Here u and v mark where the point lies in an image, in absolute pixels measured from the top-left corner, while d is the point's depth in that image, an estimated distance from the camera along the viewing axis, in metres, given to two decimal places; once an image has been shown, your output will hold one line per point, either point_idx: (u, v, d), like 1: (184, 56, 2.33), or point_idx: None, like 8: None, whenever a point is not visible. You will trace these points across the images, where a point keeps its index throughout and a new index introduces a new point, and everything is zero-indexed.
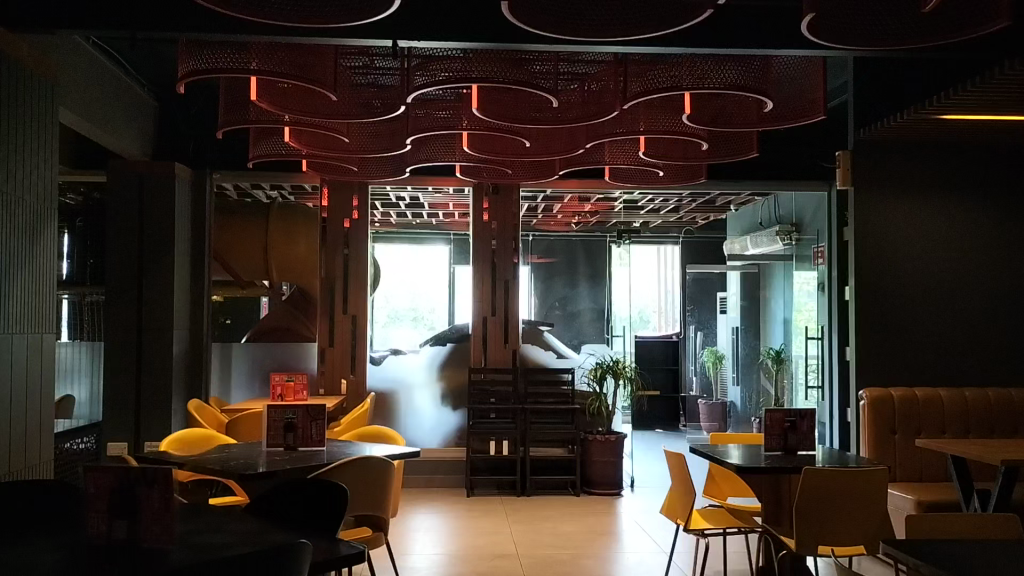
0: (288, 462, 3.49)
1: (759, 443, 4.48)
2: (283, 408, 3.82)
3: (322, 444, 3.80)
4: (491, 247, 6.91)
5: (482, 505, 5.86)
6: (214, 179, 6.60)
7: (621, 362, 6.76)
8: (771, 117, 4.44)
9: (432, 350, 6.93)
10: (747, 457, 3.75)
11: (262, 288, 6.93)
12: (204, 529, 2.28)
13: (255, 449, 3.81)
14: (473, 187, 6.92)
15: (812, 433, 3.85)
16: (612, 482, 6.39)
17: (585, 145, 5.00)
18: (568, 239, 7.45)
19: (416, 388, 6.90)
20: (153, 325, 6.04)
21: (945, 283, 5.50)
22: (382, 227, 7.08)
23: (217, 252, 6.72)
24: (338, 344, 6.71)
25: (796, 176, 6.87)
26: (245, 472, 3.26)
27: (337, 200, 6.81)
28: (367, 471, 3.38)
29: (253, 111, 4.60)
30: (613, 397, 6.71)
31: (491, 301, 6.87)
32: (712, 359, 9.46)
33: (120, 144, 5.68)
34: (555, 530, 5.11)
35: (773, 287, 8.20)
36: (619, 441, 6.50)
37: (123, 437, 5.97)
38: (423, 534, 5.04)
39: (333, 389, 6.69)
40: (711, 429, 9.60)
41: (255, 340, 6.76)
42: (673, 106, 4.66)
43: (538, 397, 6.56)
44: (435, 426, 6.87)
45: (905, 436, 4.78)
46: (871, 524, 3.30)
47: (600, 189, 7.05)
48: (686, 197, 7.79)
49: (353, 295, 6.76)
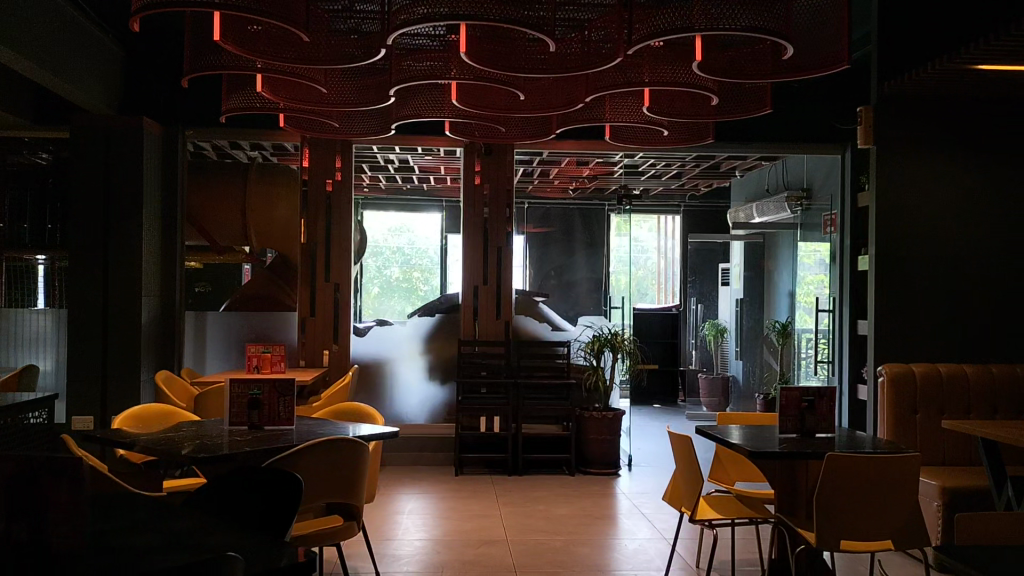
0: (251, 443, 3.10)
1: (774, 423, 4.11)
2: (248, 382, 3.44)
3: (290, 424, 3.41)
4: (483, 216, 6.52)
5: (472, 485, 5.53)
6: (187, 136, 6.22)
7: (620, 334, 6.31)
8: (790, 66, 4.09)
9: (419, 321, 6.56)
10: (762, 442, 3.36)
11: (243, 253, 6.48)
12: (131, 527, 1.91)
13: (216, 427, 3.44)
14: (465, 147, 6.51)
15: (831, 414, 3.49)
16: (609, 461, 6.04)
17: (584, 101, 4.57)
18: (565, 207, 7.18)
19: (402, 361, 6.51)
20: (121, 291, 5.66)
21: (970, 252, 5.13)
22: (370, 192, 6.66)
23: (188, 213, 6.35)
24: (319, 313, 6.34)
25: (808, 138, 6.48)
26: (196, 456, 2.88)
27: (318, 160, 6.38)
28: (340, 457, 3.01)
29: (222, 56, 4.19)
30: (611, 370, 6.30)
31: (482, 272, 6.52)
32: (712, 331, 9.06)
33: (79, 94, 5.25)
34: (548, 513, 4.77)
35: (779, 258, 7.86)
36: (618, 418, 6.12)
37: (89, 411, 5.61)
38: (408, 517, 4.71)
39: (314, 361, 6.32)
40: (711, 404, 9.06)
41: (233, 309, 6.35)
42: (681, 53, 4.24)
43: (532, 369, 6.21)
44: (421, 400, 6.52)
45: (927, 416, 4.44)
46: (899, 517, 2.97)
47: (600, 151, 6.65)
48: (690, 161, 7.39)
49: (335, 262, 6.39)
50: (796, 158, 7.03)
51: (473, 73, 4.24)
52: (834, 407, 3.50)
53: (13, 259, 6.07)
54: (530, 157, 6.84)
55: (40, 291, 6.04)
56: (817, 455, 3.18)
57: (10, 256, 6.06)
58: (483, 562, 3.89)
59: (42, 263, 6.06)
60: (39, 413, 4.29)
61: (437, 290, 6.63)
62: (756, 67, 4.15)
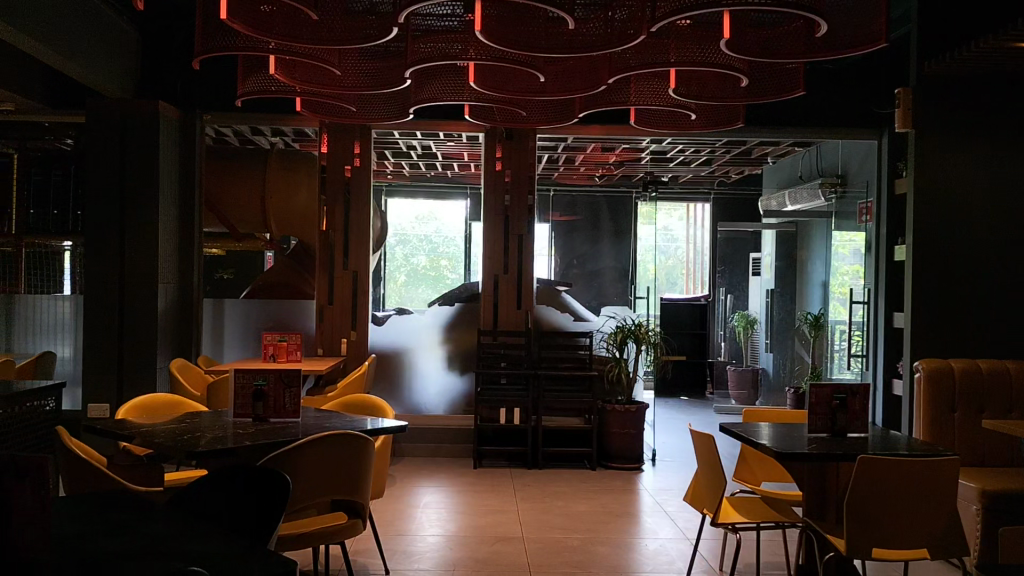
0: (254, 437, 2.97)
1: (803, 422, 3.91)
2: (253, 373, 3.32)
3: (296, 416, 3.30)
4: (504, 203, 6.34)
5: (490, 479, 5.39)
6: (205, 122, 6.13)
7: (643, 325, 6.10)
8: (825, 46, 3.88)
9: (437, 310, 6.43)
10: (791, 442, 3.18)
11: (264, 240, 6.46)
12: (104, 532, 1.80)
13: (220, 418, 3.34)
14: (486, 132, 6.34)
15: (864, 412, 3.29)
16: (631, 456, 5.88)
17: (607, 82, 4.37)
18: (591, 194, 7.77)
19: (422, 351, 6.39)
20: (136, 279, 5.60)
21: (1014, 242, 4.87)
22: (394, 180, 6.66)
23: (205, 199, 6.25)
24: (337, 302, 6.25)
25: (843, 122, 6.22)
26: (194, 450, 2.74)
27: (337, 145, 6.26)
28: (345, 453, 2.89)
29: (232, 36, 4.07)
30: (634, 361, 6.14)
31: (503, 258, 6.33)
32: (743, 323, 8.61)
33: (94, 78, 5.18)
34: (567, 510, 4.62)
35: (813, 248, 7.67)
36: (641, 412, 5.94)
37: (105, 400, 5.56)
38: (424, 511, 4.59)
39: (331, 350, 6.23)
40: (740, 398, 8.45)
41: (253, 296, 6.28)
42: (710, 31, 4.04)
43: (554, 362, 6.05)
44: (441, 391, 6.42)
45: (966, 415, 4.22)
46: (936, 525, 2.77)
47: (626, 136, 6.44)
48: (720, 147, 7.17)
49: (354, 248, 6.27)
50: (831, 144, 6.81)
51: (492, 54, 4.07)
52: (867, 405, 3.30)
53: (33, 246, 6.03)
54: (553, 143, 6.65)
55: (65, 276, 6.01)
56: (848, 457, 3.00)
57: (36, 241, 6.03)
58: (496, 562, 3.75)
59: (67, 248, 6.02)
60: (47, 403, 4.22)
61: (462, 279, 6.59)
62: (789, 46, 3.92)
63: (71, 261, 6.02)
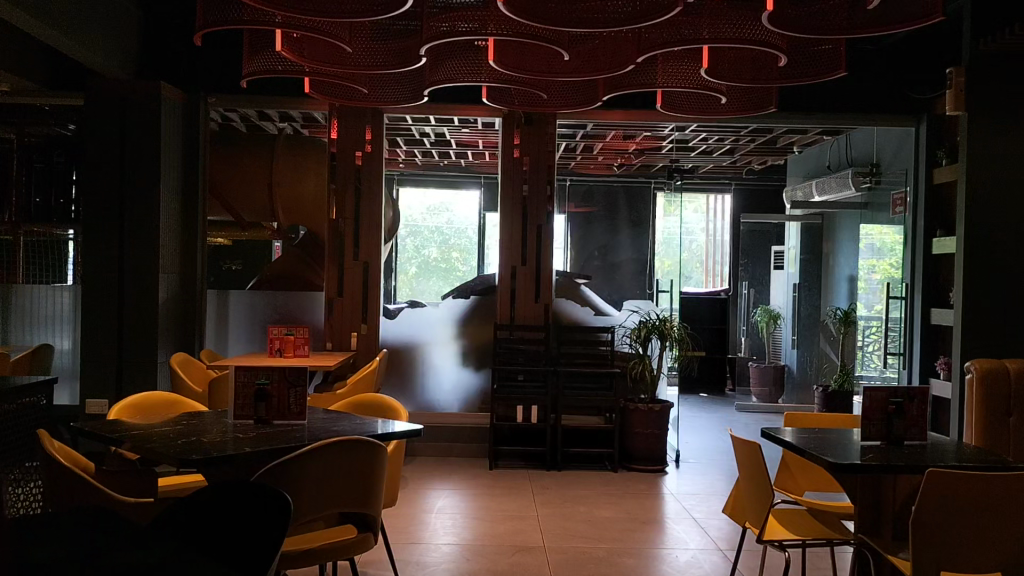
0: (255, 442, 2.71)
1: (855, 427, 3.62)
2: (255, 371, 3.06)
3: (302, 419, 3.03)
4: (522, 193, 6.06)
5: (507, 481, 5.13)
6: (209, 104, 5.89)
7: (669, 321, 5.80)
8: (875, 20, 3.57)
9: (453, 303, 6.16)
10: (844, 451, 2.90)
11: (270, 229, 6.15)
12: (76, 563, 1.54)
13: (219, 420, 3.07)
14: (504, 117, 6.05)
15: (920, 420, 3.02)
16: (655, 458, 5.60)
17: (635, 61, 3.99)
18: (609, 184, 7.45)
19: (435, 345, 6.13)
20: (137, 269, 5.37)
21: None
22: (407, 167, 6.58)
23: (212, 187, 6.01)
24: (347, 294, 5.98)
25: (879, 107, 5.92)
26: (188, 457, 2.47)
27: (347, 130, 5.99)
28: (356, 461, 2.63)
29: (236, 10, 3.80)
30: (659, 359, 5.84)
31: (520, 250, 6.05)
32: (766, 317, 8.33)
33: (93, 57, 4.92)
34: (591, 517, 4.36)
35: (841, 239, 7.24)
36: (665, 411, 5.66)
37: (103, 395, 5.32)
38: (439, 517, 4.32)
39: (340, 344, 5.96)
40: (762, 395, 8.34)
41: (259, 288, 6.04)
42: (750, 6, 3.65)
43: (574, 358, 5.79)
44: (453, 387, 6.15)
45: (1022, 419, 3.93)
46: (1012, 547, 2.49)
47: (650, 123, 6.15)
48: (745, 135, 6.88)
49: (365, 239, 6.01)
50: (861, 133, 6.51)
51: (512, 29, 3.69)
52: (925, 410, 3.02)
53: (32, 235, 5.78)
54: (571, 131, 6.40)
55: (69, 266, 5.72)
56: (911, 469, 2.72)
57: (40, 230, 5.75)
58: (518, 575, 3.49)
59: (71, 237, 5.72)
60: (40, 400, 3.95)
61: (474, 270, 6.44)
62: (833, 21, 3.55)
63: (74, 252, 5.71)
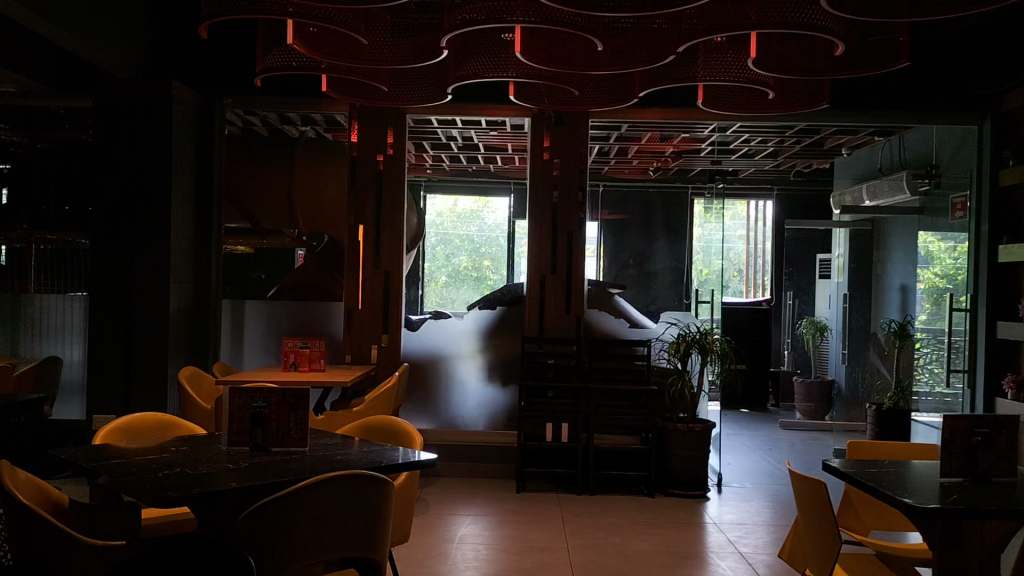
0: (245, 475, 2.38)
1: (933, 459, 3.22)
2: (251, 393, 2.74)
3: (304, 446, 2.71)
4: (552, 200, 5.72)
5: (535, 506, 4.76)
6: (226, 106, 5.73)
7: (710, 334, 5.39)
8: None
9: (479, 314, 5.83)
10: (922, 491, 2.52)
11: (289, 237, 5.82)
12: None
13: (211, 447, 2.76)
14: (533, 116, 5.72)
15: (1011, 452, 2.62)
16: (695, 482, 5.20)
17: (677, 51, 3.57)
18: (644, 190, 7.07)
19: (460, 359, 5.79)
20: (147, 276, 5.20)
21: None
22: (436, 174, 6.21)
23: (228, 191, 5.79)
24: (368, 304, 5.69)
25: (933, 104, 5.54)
26: (163, 494, 2.15)
27: (369, 132, 5.70)
28: (362, 500, 2.30)
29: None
30: (699, 375, 5.43)
31: (551, 258, 5.72)
32: (811, 330, 7.87)
33: (99, 55, 4.68)
34: (627, 550, 3.98)
35: (892, 247, 6.82)
36: (707, 432, 5.26)
37: None
38: (461, 548, 3.98)
39: (361, 357, 5.68)
40: (805, 411, 7.90)
41: (278, 297, 5.75)
42: None
43: (608, 374, 5.43)
44: (480, 404, 5.82)
45: None
46: None
47: (687, 122, 5.78)
48: (789, 136, 6.48)
49: (386, 246, 5.72)
50: (914, 133, 6.18)
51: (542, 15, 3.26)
52: (1016, 442, 2.62)
53: (44, 243, 5.41)
54: (604, 131, 6.13)
55: (74, 272, 5.36)
56: (1005, 515, 2.33)
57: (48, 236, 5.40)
58: None
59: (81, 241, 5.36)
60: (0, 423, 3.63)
61: (505, 279, 6.03)
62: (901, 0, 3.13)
63: (81, 257, 5.35)
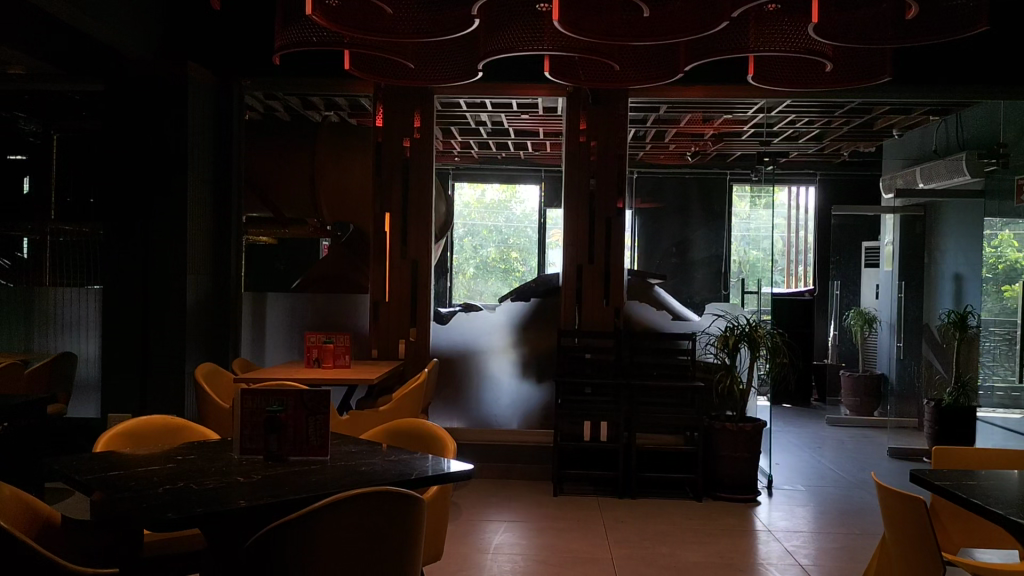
0: (257, 489, 2.10)
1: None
2: (266, 396, 2.46)
3: (325, 455, 2.43)
4: (588, 188, 5.40)
5: (575, 511, 4.47)
6: (243, 88, 5.48)
7: (759, 327, 5.03)
8: None
9: (511, 307, 5.52)
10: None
11: (311, 227, 5.51)
12: None
13: (222, 455, 2.48)
14: (568, 95, 5.40)
15: None
16: (745, 486, 4.87)
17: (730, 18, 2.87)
18: (679, 176, 6.02)
19: (492, 354, 5.49)
20: (164, 267, 4.97)
21: None
22: (462, 161, 5.71)
23: (248, 180, 5.55)
24: (396, 294, 5.43)
25: (998, 77, 5.15)
26: (162, 516, 1.85)
27: (394, 115, 5.42)
28: (391, 524, 2.00)
29: None
30: (749, 370, 5.09)
31: (587, 247, 5.41)
32: (859, 321, 7.54)
33: (112, 33, 4.43)
34: (676, 561, 3.68)
35: (947, 232, 6.47)
36: (758, 431, 4.93)
37: None
38: (499, 558, 3.70)
39: (388, 352, 5.42)
40: (852, 406, 7.57)
41: (303, 290, 5.50)
42: None
43: (646, 369, 5.16)
44: (512, 401, 5.52)
45: None
46: None
47: (730, 101, 5.46)
48: (838, 117, 6.13)
49: (413, 236, 5.45)
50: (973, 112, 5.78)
51: None
52: None
53: (61, 234, 5.16)
54: (642, 113, 5.70)
55: (88, 266, 5.10)
56: None
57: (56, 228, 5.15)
58: None
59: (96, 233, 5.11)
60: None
61: (534, 271, 5.64)
62: None
63: (96, 250, 5.10)
